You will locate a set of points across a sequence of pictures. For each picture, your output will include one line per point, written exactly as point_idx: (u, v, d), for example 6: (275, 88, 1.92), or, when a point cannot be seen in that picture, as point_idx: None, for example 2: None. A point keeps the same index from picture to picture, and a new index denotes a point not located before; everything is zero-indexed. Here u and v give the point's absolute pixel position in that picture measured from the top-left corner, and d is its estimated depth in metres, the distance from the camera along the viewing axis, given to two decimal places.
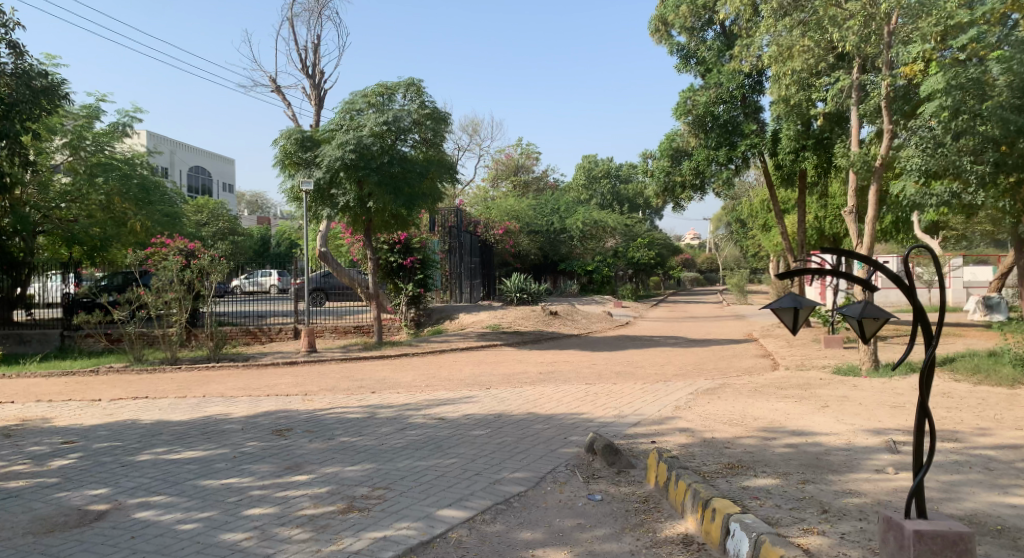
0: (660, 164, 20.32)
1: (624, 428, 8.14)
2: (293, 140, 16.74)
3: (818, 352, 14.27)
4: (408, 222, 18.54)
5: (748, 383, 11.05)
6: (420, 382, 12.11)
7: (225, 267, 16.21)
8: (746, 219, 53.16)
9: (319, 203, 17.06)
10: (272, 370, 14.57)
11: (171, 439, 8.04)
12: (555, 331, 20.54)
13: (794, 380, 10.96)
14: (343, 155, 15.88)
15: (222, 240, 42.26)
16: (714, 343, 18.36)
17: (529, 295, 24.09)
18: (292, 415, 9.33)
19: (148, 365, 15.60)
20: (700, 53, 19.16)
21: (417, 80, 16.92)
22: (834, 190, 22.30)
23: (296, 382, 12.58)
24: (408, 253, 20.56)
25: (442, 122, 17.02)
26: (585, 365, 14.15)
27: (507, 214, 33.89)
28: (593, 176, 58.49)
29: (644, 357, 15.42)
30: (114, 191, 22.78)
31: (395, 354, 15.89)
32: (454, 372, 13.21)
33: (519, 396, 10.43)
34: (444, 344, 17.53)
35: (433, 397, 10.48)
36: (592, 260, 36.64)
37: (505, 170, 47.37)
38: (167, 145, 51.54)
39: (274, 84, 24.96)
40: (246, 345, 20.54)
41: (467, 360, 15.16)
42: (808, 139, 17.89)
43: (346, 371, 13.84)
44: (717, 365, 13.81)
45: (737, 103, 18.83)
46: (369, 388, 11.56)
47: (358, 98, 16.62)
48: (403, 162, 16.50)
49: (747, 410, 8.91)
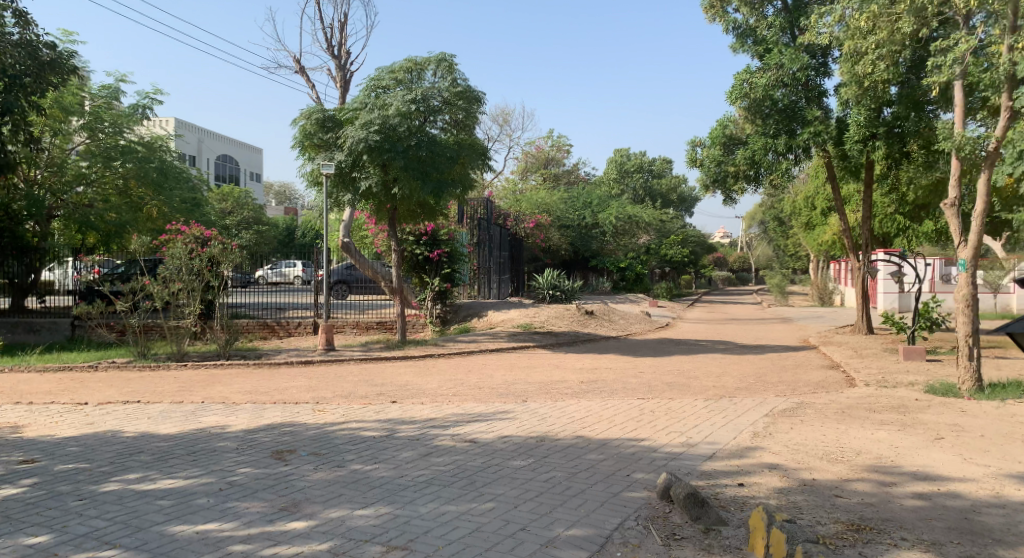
0: (712, 153, 19.86)
1: (697, 466, 6.65)
2: (314, 120, 15.28)
3: (896, 370, 12.66)
4: (436, 212, 17.11)
5: (830, 406, 9.49)
6: (446, 391, 10.65)
7: (237, 255, 14.77)
8: (785, 217, 51.06)
9: (341, 188, 15.70)
10: (285, 369, 13.18)
11: (149, 458, 6.66)
12: (592, 333, 19.03)
13: (885, 403, 9.41)
14: (366, 136, 14.47)
15: (245, 231, 41.06)
16: (769, 352, 16.68)
17: (562, 293, 22.47)
18: (297, 430, 7.92)
19: (153, 361, 14.13)
20: (759, 32, 18.44)
21: (450, 56, 15.47)
22: (897, 185, 20.52)
23: (308, 385, 11.18)
24: (435, 245, 19.20)
25: (476, 102, 15.60)
26: (631, 375, 12.61)
27: (537, 207, 32.29)
28: (626, 170, 56.61)
29: (695, 367, 13.85)
30: (131, 174, 21.41)
31: (420, 355, 14.48)
32: (485, 380, 11.74)
33: (563, 413, 8.97)
34: (472, 344, 16.10)
35: (462, 411, 9.02)
36: (624, 257, 35.01)
37: (535, 162, 45.56)
38: (193, 133, 50.52)
39: (300, 66, 23.77)
40: (264, 340, 19.26)
41: (499, 364, 13.69)
42: (880, 127, 17.20)
43: (365, 374, 12.42)
44: (781, 380, 12.24)
45: (799, 87, 18.09)
46: (389, 397, 10.12)
47: (384, 74, 15.25)
48: (433, 145, 15.08)
49: (844, 444, 7.40)
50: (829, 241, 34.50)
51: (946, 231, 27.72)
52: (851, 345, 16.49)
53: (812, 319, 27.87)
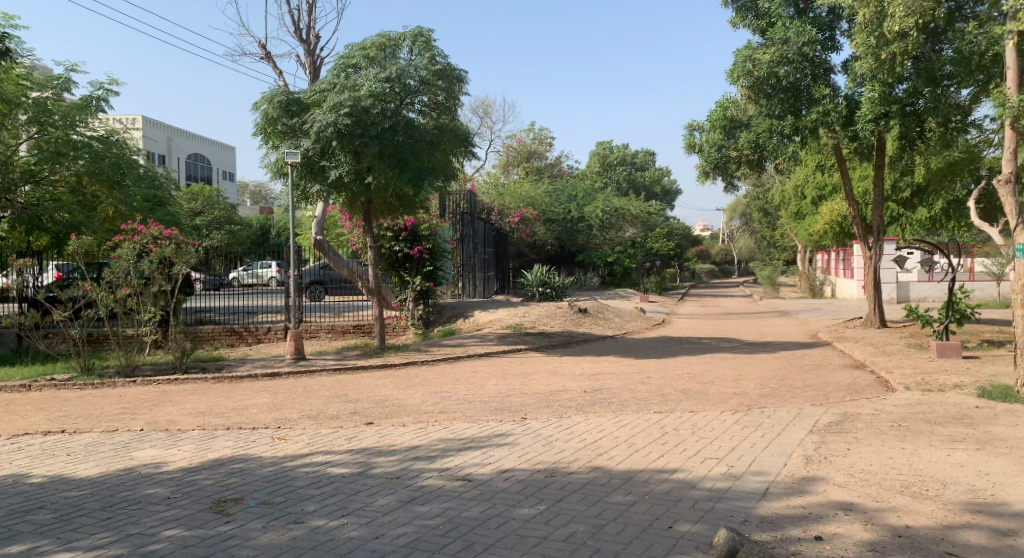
0: (712, 137, 18.94)
1: (754, 510, 5.26)
2: (276, 103, 13.61)
3: (933, 372, 11.38)
4: (415, 204, 15.58)
5: (881, 420, 8.11)
6: (431, 408, 9.15)
7: (194, 255, 12.67)
8: (771, 207, 50.12)
9: (309, 178, 14.10)
10: (248, 381, 11.53)
11: (47, 518, 5.12)
12: (587, 332, 17.65)
13: (944, 417, 8.15)
14: (335, 120, 12.93)
15: (216, 231, 39.25)
16: (781, 351, 15.40)
17: (553, 290, 20.95)
18: (248, 465, 6.41)
19: (98, 376, 11.83)
20: (759, 7, 17.72)
21: (426, 31, 14.01)
22: (903, 168, 19.49)
23: (272, 402, 9.62)
24: (415, 241, 17.75)
25: (457, 82, 14.09)
26: (639, 381, 11.18)
27: (522, 201, 30.78)
28: (609, 163, 55.44)
29: (706, 370, 12.46)
30: (84, 171, 19.39)
31: (400, 363, 12.98)
32: (475, 392, 10.24)
33: (573, 435, 7.54)
34: (459, 348, 14.65)
35: (451, 435, 7.54)
36: (612, 250, 33.63)
37: (517, 156, 44.25)
38: (163, 131, 48.51)
39: (265, 53, 22.15)
40: (231, 347, 17.58)
41: (490, 372, 12.20)
42: (892, 105, 16.67)
43: (338, 387, 10.88)
44: (808, 387, 10.89)
45: (804, 64, 17.14)
46: (364, 418, 8.61)
47: (355, 51, 13.74)
48: (410, 129, 13.59)
49: (923, 474, 6.06)
50: (819, 231, 33.54)
51: (940, 217, 26.83)
52: (868, 344, 15.24)
53: (811, 312, 26.83)
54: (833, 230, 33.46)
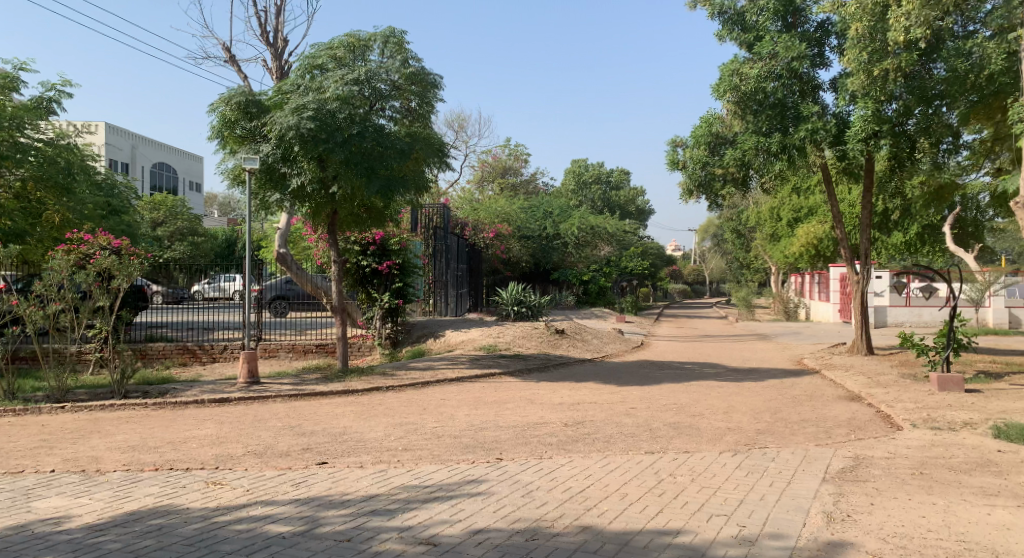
0: (696, 153, 18.21)
1: None
2: (234, 105, 12.47)
3: (937, 408, 10.63)
4: (384, 216, 14.59)
5: (899, 466, 7.26)
6: (394, 444, 8.11)
7: (137, 268, 11.45)
8: (745, 228, 49.80)
9: (268, 187, 13.05)
10: (194, 405, 10.36)
11: None
12: (564, 355, 16.73)
13: (967, 463, 7.34)
14: (298, 123, 11.85)
15: (178, 243, 37.79)
16: (768, 379, 14.58)
17: (528, 309, 20.02)
18: (170, 521, 5.34)
19: (23, 401, 10.54)
20: (747, 19, 17.06)
21: (398, 32, 13.09)
22: (891, 189, 18.89)
23: (213, 432, 8.50)
24: (384, 256, 16.76)
25: (431, 87, 13.19)
26: (624, 413, 10.24)
27: (497, 217, 29.84)
28: (584, 181, 54.85)
29: (695, 400, 11.55)
30: (29, 176, 18.08)
31: (363, 388, 11.90)
32: (444, 424, 9.23)
33: (557, 481, 6.58)
34: (429, 371, 13.64)
35: (415, 482, 6.53)
36: (587, 269, 32.78)
37: (491, 172, 43.43)
38: (127, 139, 46.96)
39: (229, 55, 21.04)
40: (183, 366, 16.24)
41: (462, 399, 11.19)
42: (884, 123, 16.02)
43: (292, 416, 9.80)
44: (807, 422, 10.06)
45: (792, 81, 16.57)
46: (317, 456, 7.55)
47: (321, 50, 12.75)
48: (379, 136, 12.63)
49: (967, 540, 5.20)
50: (795, 254, 33.06)
51: (916, 242, 26.46)
52: (860, 373, 14.50)
53: (790, 336, 26.15)
54: (809, 253, 33.02)
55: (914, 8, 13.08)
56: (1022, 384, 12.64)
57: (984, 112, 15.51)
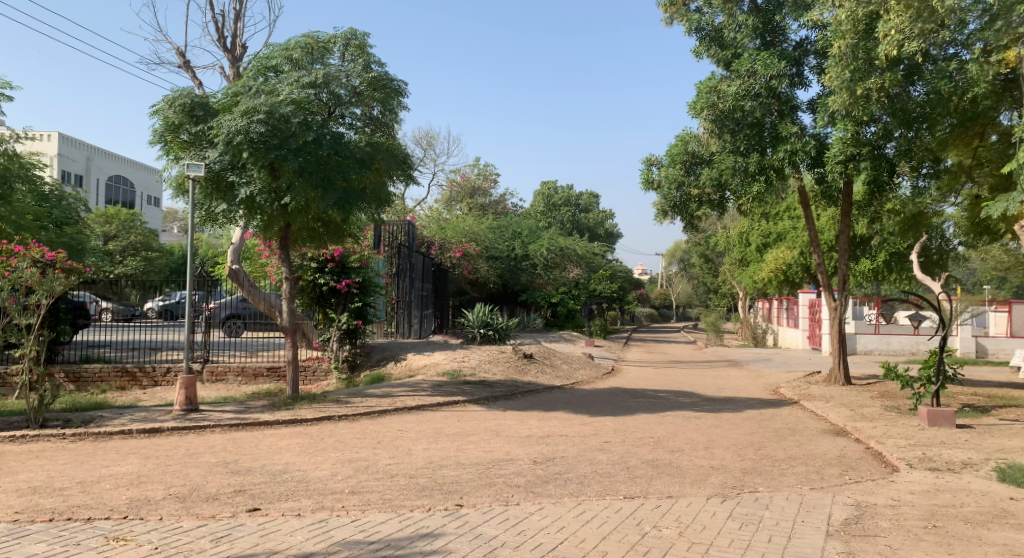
0: (671, 173, 17.56)
1: None
2: (178, 107, 11.48)
3: (931, 446, 9.92)
4: (344, 232, 13.66)
5: (908, 516, 6.48)
6: (340, 486, 7.13)
7: (60, 282, 10.40)
8: (713, 253, 49.52)
9: (216, 197, 12.06)
10: (119, 436, 9.28)
11: None
12: (533, 381, 15.84)
13: (982, 514, 6.58)
14: (248, 126, 10.95)
15: (130, 258, 36.30)
16: (747, 411, 13.81)
17: (495, 332, 19.09)
18: None
19: None
20: (724, 36, 16.51)
21: (361, 34, 12.27)
22: (869, 214, 18.35)
23: (134, 469, 7.46)
24: (343, 274, 15.79)
25: (395, 94, 12.36)
26: (598, 448, 9.36)
27: (465, 236, 28.95)
28: (553, 204, 54.35)
29: (674, 434, 10.71)
30: None
31: (312, 418, 10.88)
32: (400, 461, 8.27)
33: (525, 536, 5.68)
34: (387, 399, 12.65)
35: (360, 536, 5.59)
36: (556, 292, 31.95)
37: (460, 192, 42.57)
38: (82, 150, 45.42)
39: (183, 60, 19.96)
40: (121, 390, 15.03)
41: (421, 431, 10.22)
42: (864, 146, 15.48)
43: (230, 450, 8.75)
44: (795, 460, 9.26)
45: (770, 100, 16.03)
46: (248, 500, 6.54)
47: (276, 51, 11.87)
48: (337, 144, 11.73)
49: None
50: (763, 279, 32.65)
51: (883, 270, 26.18)
52: (843, 405, 13.79)
53: (762, 363, 25.52)
54: (778, 279, 32.62)
55: (902, 22, 12.54)
56: (1012, 419, 12.01)
57: (964, 138, 15.06)
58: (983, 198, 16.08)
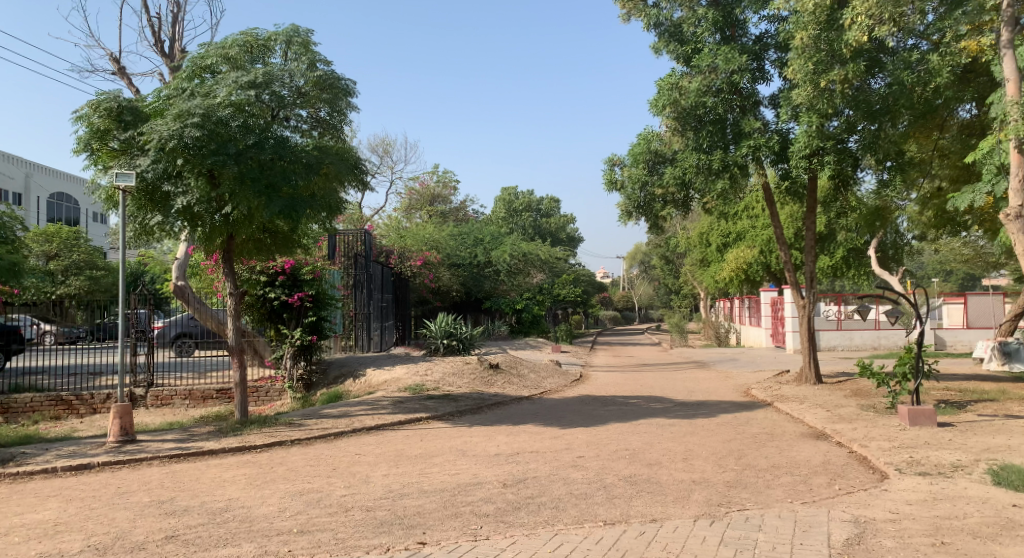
0: (634, 173, 17.06)
1: None
2: (104, 112, 10.59)
3: (917, 448, 9.46)
4: (294, 242, 12.85)
5: (913, 533, 5.95)
6: (288, 524, 6.40)
7: None
8: (674, 254, 49.34)
9: (150, 209, 11.18)
10: (43, 476, 8.42)
11: None
12: (499, 392, 15.16)
13: (988, 526, 6.08)
14: (182, 131, 10.16)
15: (74, 278, 34.81)
16: (721, 415, 13.30)
17: (459, 342, 18.37)
18: None
19: None
20: (684, 30, 16.04)
21: (303, 31, 11.55)
22: (834, 209, 17.99)
23: (53, 516, 6.65)
24: (295, 287, 14.97)
25: (344, 94, 11.65)
26: (571, 465, 8.73)
27: (425, 243, 28.15)
28: (513, 209, 53.76)
29: (650, 445, 10.12)
30: None
31: (262, 443, 10.07)
32: (356, 491, 7.55)
33: None
34: (344, 419, 11.87)
35: None
36: (520, 298, 31.19)
37: (419, 199, 41.63)
38: (21, 167, 43.64)
39: (120, 67, 18.93)
40: (57, 419, 14.02)
41: (381, 454, 9.49)
42: (828, 140, 14.66)
43: (168, 485, 7.95)
44: (780, 469, 8.72)
45: (732, 96, 15.57)
46: (180, 548, 5.78)
47: (212, 51, 11.05)
48: (282, 148, 10.96)
49: None
50: (725, 279, 32.39)
51: (842, 266, 26.05)
52: (819, 405, 13.34)
53: (730, 363, 25.15)
54: (739, 279, 32.40)
55: (868, 8, 12.10)
56: (991, 415, 11.65)
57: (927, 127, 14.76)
58: (946, 190, 15.77)
